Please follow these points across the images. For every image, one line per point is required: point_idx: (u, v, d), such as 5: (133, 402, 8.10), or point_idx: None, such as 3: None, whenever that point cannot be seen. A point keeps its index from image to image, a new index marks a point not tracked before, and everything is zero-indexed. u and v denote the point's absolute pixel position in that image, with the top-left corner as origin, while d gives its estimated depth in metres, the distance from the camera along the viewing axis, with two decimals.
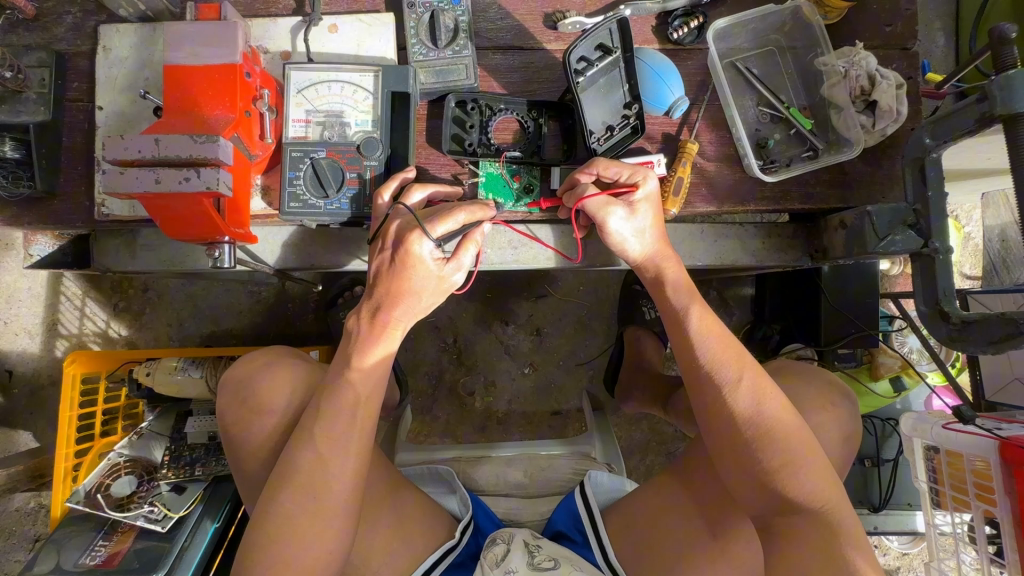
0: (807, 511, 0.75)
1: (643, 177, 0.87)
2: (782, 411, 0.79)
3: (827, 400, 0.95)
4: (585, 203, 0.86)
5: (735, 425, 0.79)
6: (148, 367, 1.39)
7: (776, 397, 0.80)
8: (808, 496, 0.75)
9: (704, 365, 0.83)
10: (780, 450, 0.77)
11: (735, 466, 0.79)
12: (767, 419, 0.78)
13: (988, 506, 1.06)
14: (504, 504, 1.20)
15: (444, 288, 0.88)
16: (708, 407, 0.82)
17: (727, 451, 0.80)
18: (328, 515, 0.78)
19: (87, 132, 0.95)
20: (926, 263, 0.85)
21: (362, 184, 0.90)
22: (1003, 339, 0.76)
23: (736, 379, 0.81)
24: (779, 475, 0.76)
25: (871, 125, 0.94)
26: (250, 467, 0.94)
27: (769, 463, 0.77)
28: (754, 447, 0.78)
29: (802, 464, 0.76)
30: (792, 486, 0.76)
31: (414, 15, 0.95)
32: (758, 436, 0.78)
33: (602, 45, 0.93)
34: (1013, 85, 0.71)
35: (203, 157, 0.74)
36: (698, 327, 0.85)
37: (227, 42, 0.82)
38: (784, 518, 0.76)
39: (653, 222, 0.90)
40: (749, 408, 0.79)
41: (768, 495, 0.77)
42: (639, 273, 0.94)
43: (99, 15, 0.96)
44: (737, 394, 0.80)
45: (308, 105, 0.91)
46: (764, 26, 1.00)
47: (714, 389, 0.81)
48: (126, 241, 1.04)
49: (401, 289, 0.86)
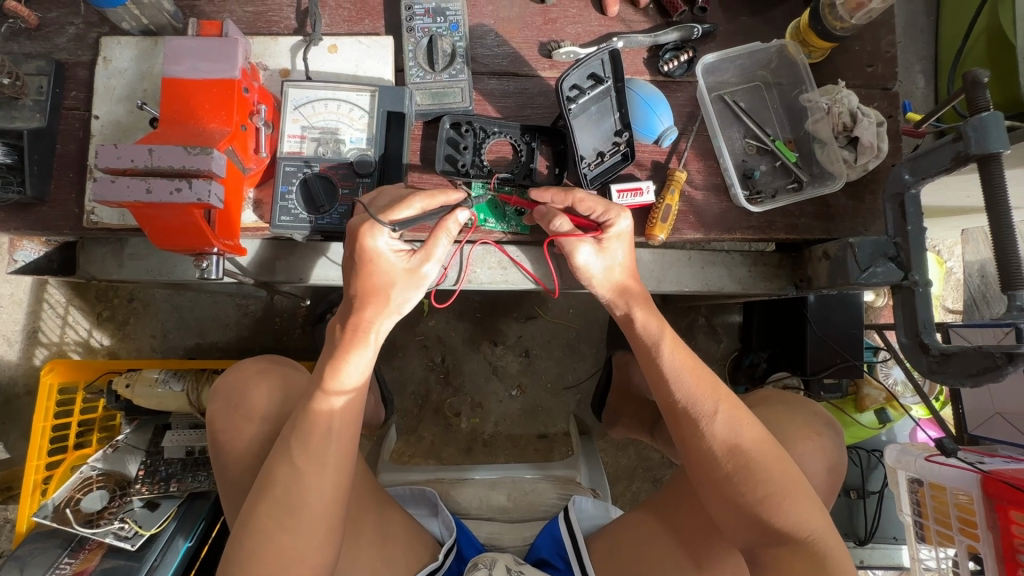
0: (796, 542, 0.75)
1: (616, 215, 0.89)
2: (761, 441, 0.80)
3: (813, 428, 0.96)
4: (556, 237, 0.90)
5: (713, 460, 0.80)
6: (128, 379, 1.37)
7: (751, 428, 0.80)
8: (799, 525, 0.75)
9: (679, 397, 0.84)
10: (763, 481, 0.77)
11: (720, 498, 0.79)
12: (746, 452, 0.78)
13: (971, 541, 1.11)
14: (488, 529, 1.18)
15: (415, 280, 0.88)
16: (687, 441, 0.83)
17: (708, 484, 0.80)
18: (305, 533, 0.77)
19: (81, 141, 0.96)
20: (906, 295, 0.86)
21: (354, 201, 0.90)
22: (981, 372, 0.75)
23: (712, 412, 0.81)
24: (762, 508, 0.76)
25: (853, 159, 0.97)
26: (228, 480, 0.93)
27: (751, 496, 0.77)
28: (735, 480, 0.78)
29: (785, 495, 0.76)
30: (778, 516, 0.76)
31: (412, 39, 0.97)
32: (739, 467, 0.78)
33: (594, 74, 0.94)
34: (987, 127, 0.73)
35: (197, 169, 0.73)
36: (672, 360, 0.87)
37: (227, 58, 0.83)
38: (769, 548, 0.76)
39: (624, 256, 0.93)
40: (727, 440, 0.80)
41: (754, 526, 0.77)
42: (610, 310, 0.97)
43: (102, 27, 0.97)
44: (714, 427, 0.81)
45: (303, 121, 0.91)
46: (751, 63, 1.03)
47: (691, 423, 0.82)
48: (113, 249, 1.01)
49: (367, 286, 0.87)
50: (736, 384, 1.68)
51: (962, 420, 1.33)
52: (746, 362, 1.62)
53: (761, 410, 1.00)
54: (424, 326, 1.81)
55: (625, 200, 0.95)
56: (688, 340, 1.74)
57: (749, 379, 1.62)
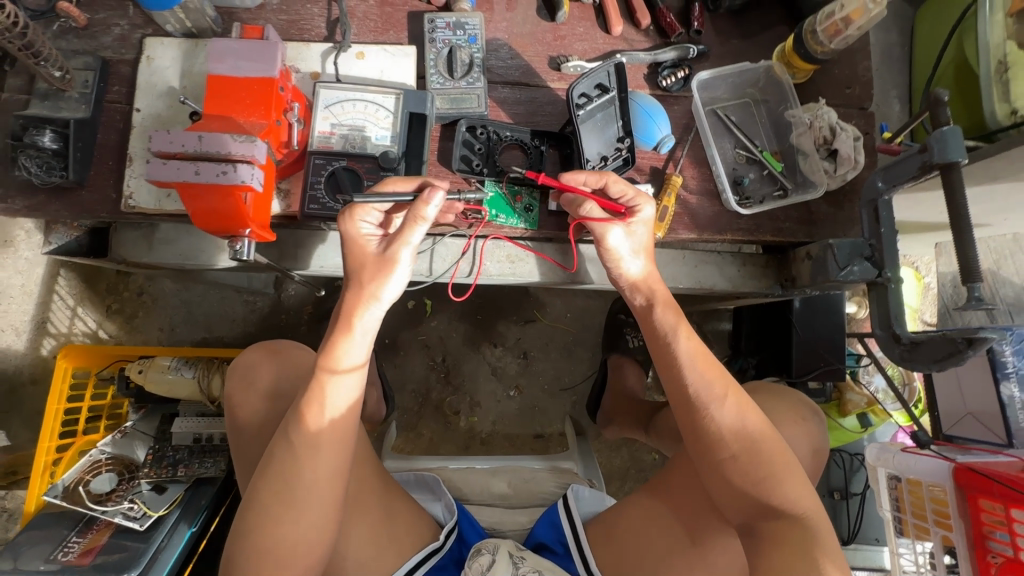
0: (788, 516, 0.81)
1: (642, 203, 0.95)
2: (764, 427, 0.86)
3: (799, 414, 1.03)
4: (588, 221, 0.94)
5: (719, 441, 0.86)
6: (142, 365, 1.41)
7: (757, 415, 0.87)
8: (795, 503, 0.82)
9: (690, 383, 0.89)
10: (764, 463, 0.83)
11: (725, 476, 0.85)
12: (753, 436, 0.85)
13: (945, 531, 1.19)
14: (488, 514, 1.22)
15: (388, 264, 0.88)
16: (692, 423, 0.88)
17: (710, 463, 0.87)
18: (307, 505, 0.80)
19: (121, 131, 1.03)
20: (880, 291, 0.95)
21: (379, 192, 0.97)
22: (946, 357, 0.83)
23: (721, 397, 0.87)
24: (763, 488, 0.82)
25: (833, 170, 1.06)
26: (247, 452, 0.98)
27: (753, 476, 0.83)
28: (738, 461, 0.84)
29: (782, 476, 0.83)
30: (775, 495, 0.82)
31: (434, 50, 1.06)
32: (745, 447, 0.84)
33: (600, 84, 1.03)
34: (947, 140, 0.82)
35: (240, 155, 0.80)
36: (684, 348, 0.91)
37: (267, 59, 0.91)
38: (764, 522, 0.82)
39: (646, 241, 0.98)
40: (733, 424, 0.86)
41: (753, 503, 0.83)
42: (631, 298, 1.00)
43: (146, 29, 1.05)
44: (721, 413, 0.86)
45: (333, 119, 0.99)
46: (742, 81, 1.13)
47: (698, 408, 0.87)
48: (144, 234, 1.07)
49: (353, 271, 0.90)
50: None
51: (937, 421, 1.41)
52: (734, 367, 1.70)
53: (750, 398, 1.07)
54: (427, 327, 1.87)
55: None
56: None
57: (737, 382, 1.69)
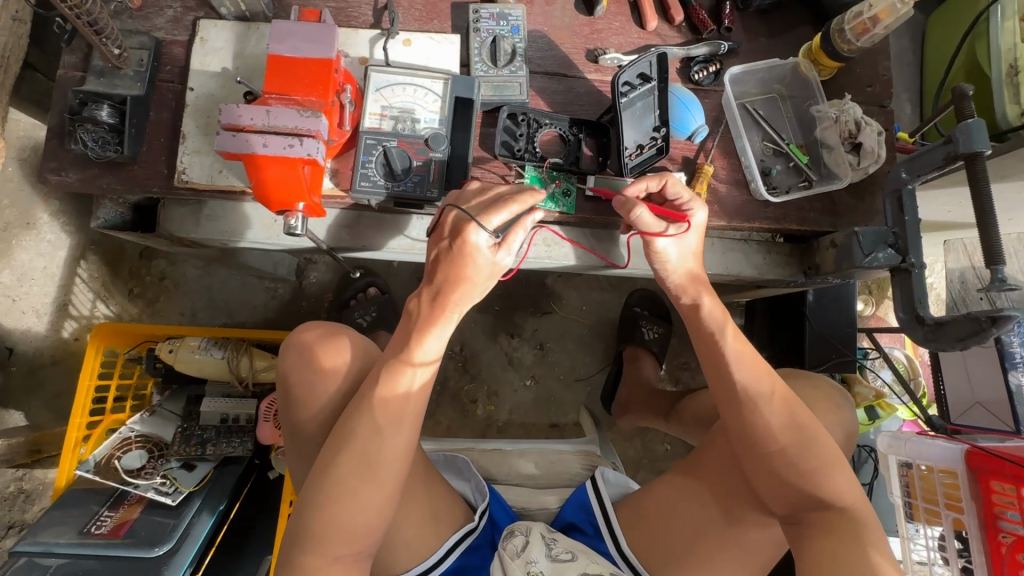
0: (833, 507, 0.89)
1: (695, 207, 0.98)
2: (812, 422, 0.92)
3: (832, 401, 1.06)
4: (644, 223, 0.94)
5: (771, 432, 0.90)
6: (171, 345, 1.43)
7: (805, 411, 0.92)
8: (835, 491, 0.89)
9: (740, 380, 0.93)
10: (814, 455, 0.89)
11: (770, 465, 0.91)
12: (802, 430, 0.90)
13: (957, 514, 1.23)
14: (517, 493, 1.26)
15: (497, 271, 1.00)
16: (740, 414, 0.92)
17: (756, 451, 0.91)
18: (380, 485, 0.91)
19: (173, 110, 1.05)
20: (904, 277, 1.00)
21: (427, 172, 1.00)
22: (969, 335, 0.87)
23: (769, 393, 0.92)
24: (814, 478, 0.89)
25: (857, 163, 1.11)
26: (303, 425, 1.04)
27: (803, 467, 0.89)
28: (789, 453, 0.89)
29: (831, 470, 0.89)
30: (823, 487, 0.89)
31: (478, 38, 1.10)
32: (792, 439, 0.90)
33: (642, 74, 1.08)
34: (972, 132, 0.87)
35: (305, 129, 0.83)
36: (733, 346, 0.95)
37: (325, 41, 0.94)
38: (814, 510, 0.90)
39: (694, 244, 1.01)
40: (783, 418, 0.91)
41: (794, 490, 0.90)
42: (675, 296, 1.04)
43: (199, 12, 1.09)
44: (772, 407, 0.91)
45: (383, 102, 1.02)
46: (770, 77, 1.18)
47: (749, 402, 0.92)
48: (190, 211, 1.10)
49: (459, 276, 0.97)
50: None
51: (946, 411, 1.47)
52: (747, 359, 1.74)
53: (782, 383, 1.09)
54: None
55: None
56: None
57: None
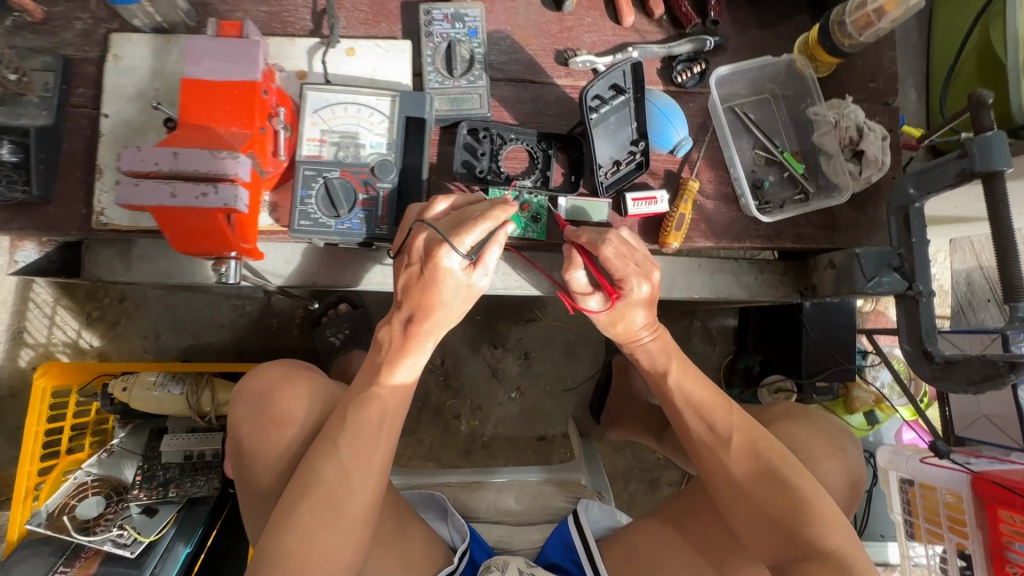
0: (818, 556, 0.79)
1: (633, 287, 0.88)
2: (783, 457, 0.84)
3: (834, 447, 0.97)
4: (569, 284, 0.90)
5: (737, 484, 0.84)
6: (126, 382, 1.33)
7: (777, 448, 0.85)
8: (822, 540, 0.79)
9: (696, 426, 0.90)
10: (789, 501, 0.81)
11: (739, 512, 0.84)
12: (773, 472, 0.82)
13: (960, 538, 1.17)
14: (496, 531, 1.18)
15: (474, 294, 0.90)
16: (708, 470, 0.87)
17: (729, 501, 0.85)
18: (346, 530, 0.81)
19: (89, 139, 0.93)
20: (910, 305, 0.89)
21: (374, 206, 0.89)
22: (983, 379, 0.79)
23: (728, 439, 0.86)
24: (793, 526, 0.80)
25: (858, 172, 1.00)
26: (254, 487, 0.92)
27: (780, 517, 0.81)
28: (759, 502, 0.82)
29: (810, 515, 0.80)
30: (808, 533, 0.79)
31: (431, 44, 0.97)
32: (759, 483, 0.83)
33: (615, 85, 0.96)
34: (991, 146, 0.77)
35: (221, 173, 0.71)
36: (693, 393, 0.92)
37: (248, 59, 0.82)
38: (801, 562, 0.80)
39: (636, 316, 0.93)
40: (748, 465, 0.84)
41: (777, 540, 0.81)
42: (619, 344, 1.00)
43: (111, 23, 0.95)
44: (732, 456, 0.85)
45: (322, 124, 0.90)
46: (761, 76, 1.06)
47: (710, 450, 0.87)
48: (119, 251, 0.99)
49: (431, 302, 0.88)
50: (731, 385, 1.70)
51: (949, 422, 1.39)
52: (742, 365, 1.66)
53: (782, 428, 0.99)
54: None
55: (640, 208, 0.97)
56: (685, 342, 1.77)
57: (744, 381, 1.66)
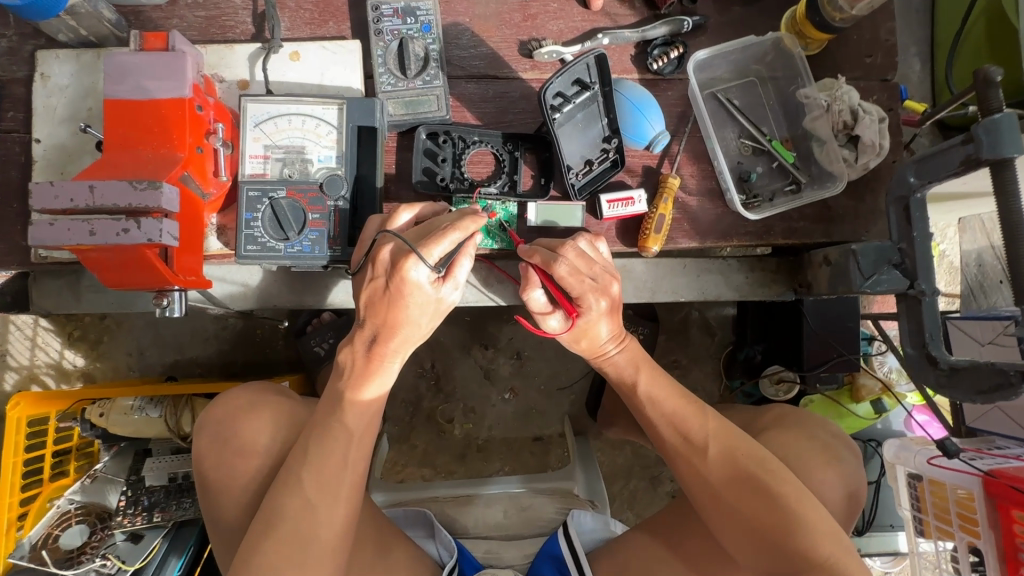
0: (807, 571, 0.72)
1: (588, 305, 0.83)
2: (761, 460, 0.78)
3: (831, 454, 0.92)
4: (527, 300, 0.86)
5: (715, 491, 0.79)
6: (102, 407, 1.31)
7: (755, 452, 0.79)
8: (813, 551, 0.73)
9: (671, 437, 0.84)
10: (771, 508, 0.75)
11: (727, 528, 0.78)
12: (747, 474, 0.77)
13: (971, 537, 1.09)
14: (485, 547, 1.15)
15: (443, 309, 0.83)
16: (685, 477, 0.82)
17: (710, 509, 0.80)
18: (315, 566, 0.75)
19: (24, 166, 0.87)
20: (911, 304, 0.82)
21: (327, 225, 0.83)
22: (993, 389, 0.73)
23: (704, 445, 0.81)
24: (782, 537, 0.74)
25: (853, 159, 0.92)
26: (222, 518, 0.88)
27: (769, 527, 0.75)
28: (737, 508, 0.77)
29: (794, 525, 0.74)
30: (797, 544, 0.73)
31: (381, 43, 0.89)
32: (742, 496, 0.77)
33: (578, 80, 0.87)
34: (1000, 129, 0.68)
35: (144, 206, 0.66)
36: (664, 403, 0.86)
37: (174, 74, 0.75)
38: None
39: (597, 331, 0.87)
40: (725, 469, 0.78)
41: (766, 554, 0.76)
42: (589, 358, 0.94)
43: (38, 39, 0.88)
44: (707, 461, 0.80)
45: (265, 139, 0.84)
46: (745, 57, 0.97)
47: (684, 458, 0.82)
48: (70, 282, 0.94)
49: (397, 318, 0.80)
50: (730, 377, 1.64)
51: (959, 412, 1.32)
52: (741, 356, 1.58)
53: (771, 436, 0.94)
54: None
55: (617, 210, 0.90)
56: (682, 335, 1.71)
57: (744, 372, 1.57)
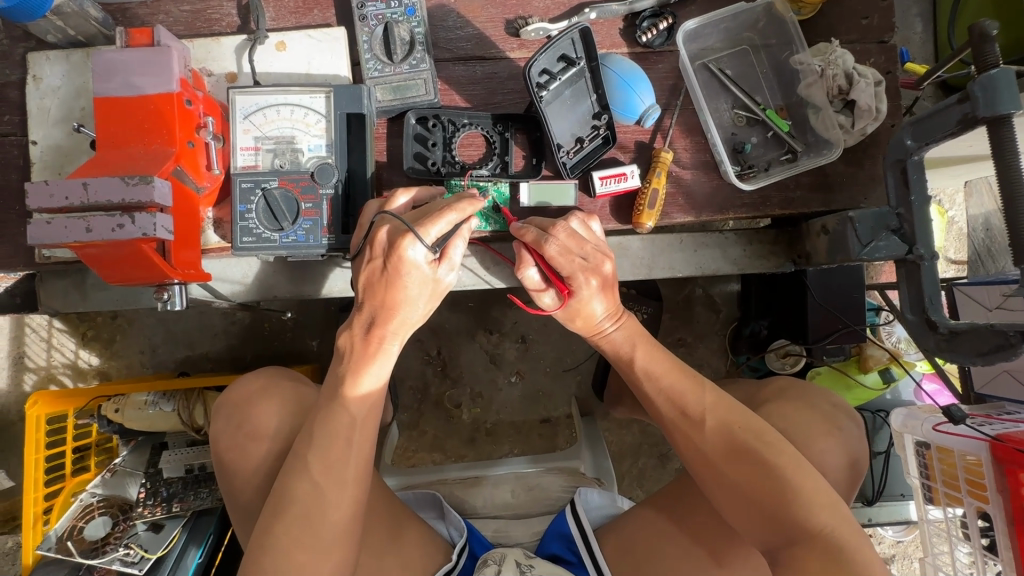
0: (807, 543, 0.71)
1: (581, 284, 0.85)
2: (756, 432, 0.79)
3: (832, 425, 0.92)
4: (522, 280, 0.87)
5: (713, 463, 0.79)
6: (117, 403, 1.35)
7: (752, 423, 0.79)
8: (809, 519, 0.72)
9: (669, 411, 0.84)
10: (769, 477, 0.75)
11: (725, 500, 0.79)
12: (743, 447, 0.77)
13: (980, 503, 1.09)
14: (494, 526, 1.17)
15: (440, 290, 0.84)
16: (684, 450, 0.82)
17: (710, 482, 0.80)
18: (327, 546, 0.76)
19: (23, 169, 0.89)
20: (911, 269, 0.81)
21: (320, 215, 0.84)
22: (993, 350, 0.72)
23: (701, 418, 0.81)
24: (788, 507, 0.73)
25: (850, 124, 0.90)
26: (240, 500, 0.91)
27: (767, 497, 0.75)
28: (734, 480, 0.77)
29: (791, 495, 0.74)
30: (797, 513, 0.73)
31: (366, 28, 0.89)
32: (739, 467, 0.77)
33: (564, 56, 0.87)
34: (997, 85, 0.66)
35: (137, 201, 0.67)
36: (662, 378, 0.86)
37: (161, 69, 0.75)
38: (789, 548, 0.72)
39: (592, 308, 0.89)
40: (722, 441, 0.79)
41: (764, 526, 0.75)
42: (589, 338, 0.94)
43: (29, 41, 0.89)
44: (704, 433, 0.80)
45: (256, 131, 0.84)
46: (736, 25, 0.95)
47: (683, 432, 0.82)
48: (77, 280, 0.97)
49: (395, 299, 0.82)
50: (736, 353, 1.63)
51: (969, 378, 1.31)
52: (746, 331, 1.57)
53: (776, 410, 0.94)
54: None
55: (609, 187, 0.89)
56: (687, 313, 1.70)
57: (750, 347, 1.56)
